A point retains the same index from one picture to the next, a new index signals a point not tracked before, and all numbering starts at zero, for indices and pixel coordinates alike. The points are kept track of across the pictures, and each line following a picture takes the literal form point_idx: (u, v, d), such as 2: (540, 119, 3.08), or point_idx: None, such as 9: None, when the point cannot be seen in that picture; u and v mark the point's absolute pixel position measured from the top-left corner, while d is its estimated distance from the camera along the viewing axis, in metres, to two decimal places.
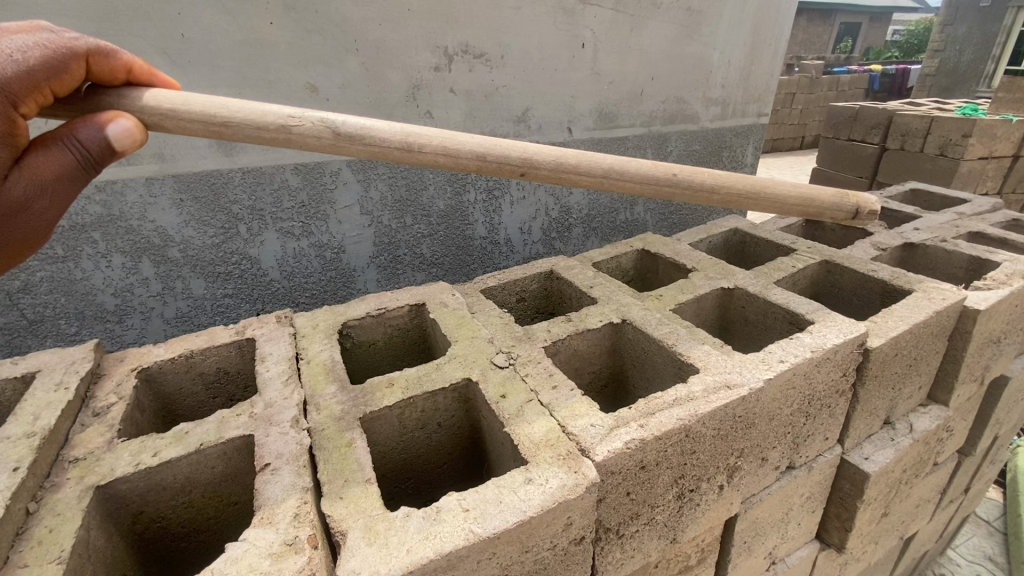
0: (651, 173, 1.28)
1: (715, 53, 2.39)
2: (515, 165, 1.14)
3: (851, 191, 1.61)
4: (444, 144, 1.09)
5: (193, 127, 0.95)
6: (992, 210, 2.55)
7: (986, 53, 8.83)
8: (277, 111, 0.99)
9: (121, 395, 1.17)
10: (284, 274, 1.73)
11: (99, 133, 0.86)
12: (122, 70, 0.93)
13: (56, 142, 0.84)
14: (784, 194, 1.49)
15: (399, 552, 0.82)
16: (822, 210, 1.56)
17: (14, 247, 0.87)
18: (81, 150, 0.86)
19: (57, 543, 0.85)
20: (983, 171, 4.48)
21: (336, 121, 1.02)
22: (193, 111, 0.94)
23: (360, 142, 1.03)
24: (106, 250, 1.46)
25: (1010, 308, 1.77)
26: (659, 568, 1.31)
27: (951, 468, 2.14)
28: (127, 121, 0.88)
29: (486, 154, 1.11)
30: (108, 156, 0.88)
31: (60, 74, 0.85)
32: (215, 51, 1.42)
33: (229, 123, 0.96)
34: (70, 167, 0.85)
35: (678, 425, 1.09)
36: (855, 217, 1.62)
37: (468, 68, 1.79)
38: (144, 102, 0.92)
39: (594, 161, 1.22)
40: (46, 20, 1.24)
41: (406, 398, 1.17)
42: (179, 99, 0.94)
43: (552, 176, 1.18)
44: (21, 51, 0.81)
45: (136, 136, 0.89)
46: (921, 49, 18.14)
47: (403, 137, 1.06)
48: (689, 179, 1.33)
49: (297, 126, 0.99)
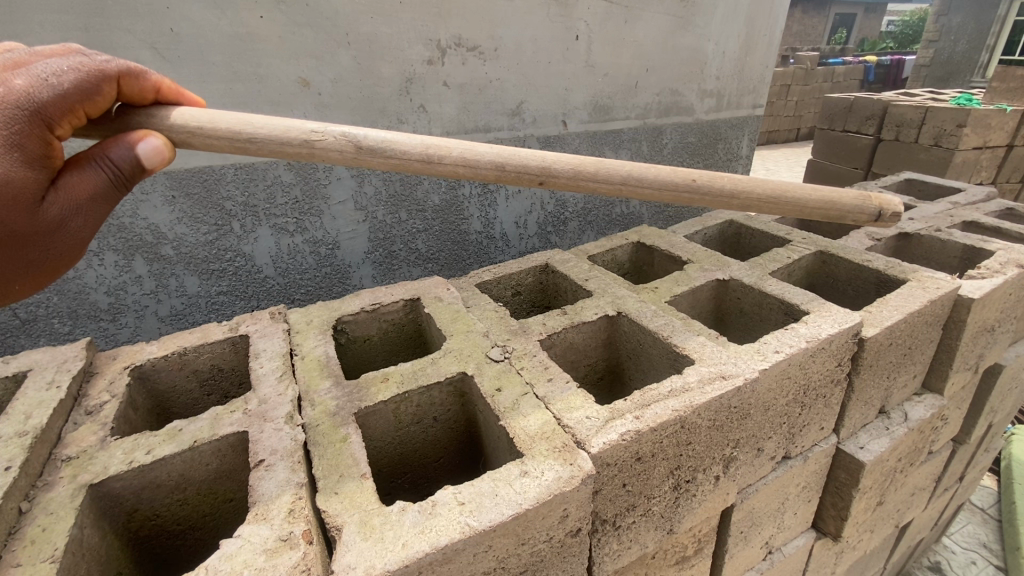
0: (671, 178, 1.28)
1: (710, 44, 2.38)
2: (533, 174, 1.14)
3: (874, 193, 1.61)
4: (463, 156, 1.08)
5: (219, 144, 0.95)
6: (987, 199, 2.56)
7: (981, 43, 8.82)
8: (300, 126, 0.99)
9: (114, 393, 1.16)
10: (278, 270, 1.72)
11: (130, 152, 0.86)
12: (152, 90, 0.92)
13: (89, 162, 0.84)
14: (807, 198, 1.49)
15: (395, 547, 0.82)
16: (844, 212, 1.55)
17: (49, 266, 0.86)
18: (114, 169, 0.86)
19: (50, 542, 0.85)
20: (978, 162, 4.48)
21: (356, 134, 1.02)
22: (220, 128, 0.94)
23: (380, 155, 1.03)
24: (98, 248, 1.44)
25: (1004, 297, 1.77)
26: (656, 560, 1.32)
27: (945, 456, 2.16)
28: (156, 139, 0.88)
29: (504, 165, 1.11)
30: (139, 174, 0.88)
31: (93, 97, 0.83)
32: (206, 46, 1.40)
33: (254, 139, 0.96)
34: (104, 187, 0.85)
35: (674, 416, 1.09)
36: (878, 218, 1.63)
37: (461, 60, 1.78)
38: (172, 120, 0.92)
39: (613, 166, 1.21)
40: (33, 15, 1.22)
41: (401, 393, 1.16)
42: (206, 116, 0.94)
43: (570, 184, 1.18)
44: (55, 75, 0.80)
45: (164, 154, 0.89)
46: (915, 40, 18.16)
47: (423, 149, 1.05)
48: (710, 184, 1.33)
49: (319, 142, 0.99)
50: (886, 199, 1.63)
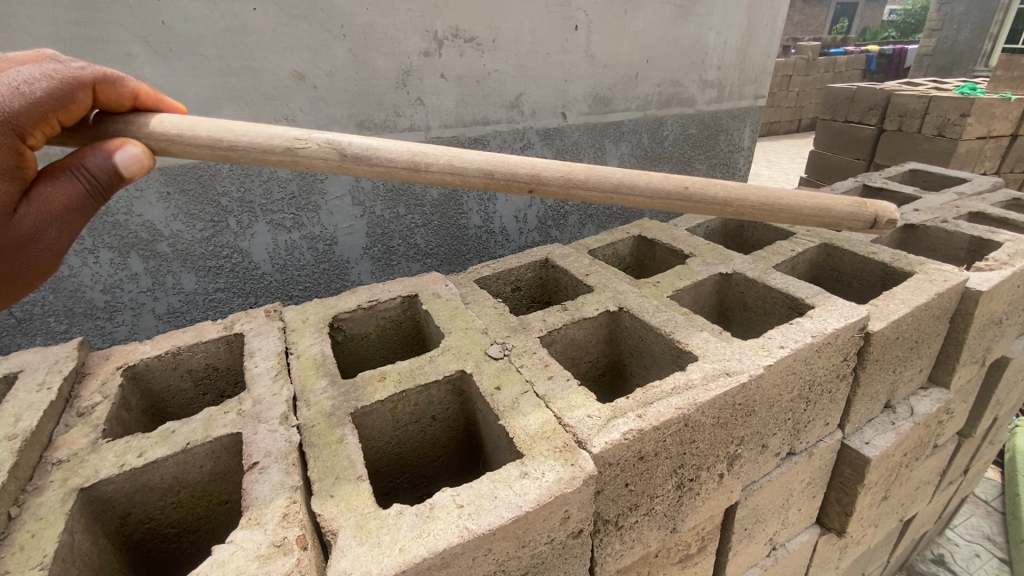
0: (663, 187, 1.24)
1: (711, 34, 2.34)
2: (523, 182, 1.11)
3: (869, 200, 1.57)
4: (451, 163, 1.05)
5: (199, 152, 0.91)
6: (993, 188, 2.52)
7: (984, 32, 8.74)
8: (283, 133, 0.95)
9: (106, 394, 1.14)
10: (276, 266, 1.69)
11: (106, 160, 0.83)
12: (130, 97, 0.89)
13: (64, 171, 0.81)
14: (802, 204, 1.45)
15: (392, 551, 0.80)
16: (838, 221, 1.51)
17: (23, 279, 0.83)
18: (90, 178, 0.83)
19: (39, 548, 0.83)
20: (983, 152, 4.42)
21: (341, 141, 0.98)
22: (200, 136, 0.91)
23: (366, 162, 1.00)
24: (92, 246, 1.41)
25: (1011, 290, 1.74)
26: (659, 558, 1.30)
27: (951, 449, 2.13)
28: (135, 147, 0.85)
29: (493, 172, 1.08)
30: (117, 183, 0.85)
31: (68, 105, 0.81)
32: (198, 39, 1.37)
33: (235, 147, 0.92)
34: (80, 197, 0.82)
35: (677, 414, 1.07)
36: (874, 226, 1.59)
37: (459, 52, 1.74)
38: (151, 127, 0.89)
39: (604, 174, 1.18)
40: (18, 8, 1.18)
41: (399, 392, 1.14)
42: (185, 123, 0.91)
43: (561, 192, 1.15)
44: (27, 83, 0.77)
45: (143, 162, 0.86)
46: (917, 29, 18.03)
47: (409, 156, 1.02)
48: (703, 191, 1.30)
49: (304, 149, 0.95)
50: (881, 206, 1.59)
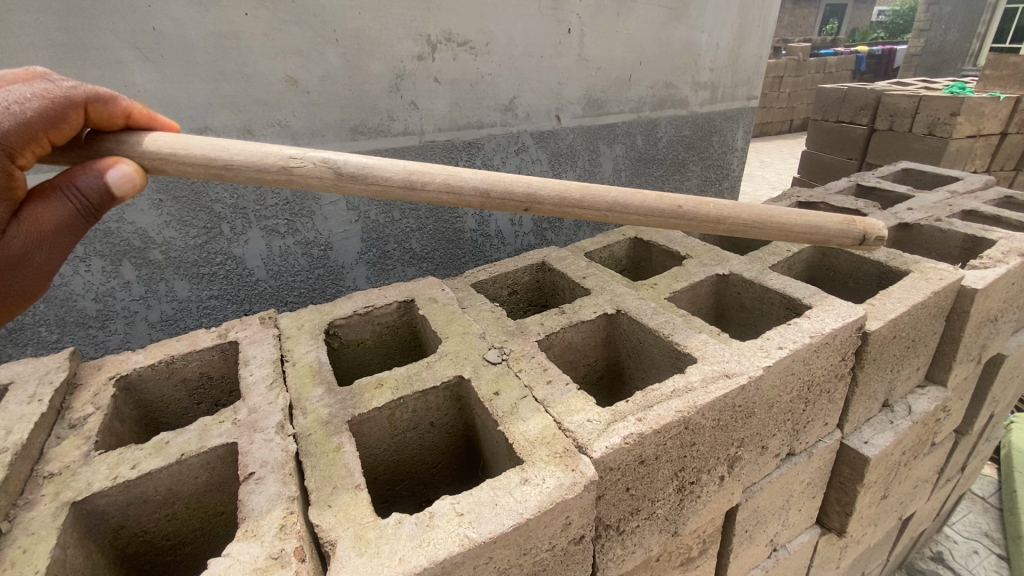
0: (656, 206, 1.24)
1: (703, 36, 2.35)
2: (518, 200, 1.10)
3: (857, 217, 1.56)
4: (447, 181, 1.04)
5: (193, 171, 0.90)
6: (985, 186, 2.54)
7: (971, 32, 8.84)
8: (279, 152, 0.94)
9: (99, 405, 1.12)
10: (270, 273, 1.68)
11: (99, 179, 0.82)
12: (121, 116, 0.88)
13: (54, 191, 0.79)
14: (793, 223, 1.44)
15: (391, 561, 0.79)
16: (828, 238, 1.51)
17: (11, 301, 0.82)
18: (82, 199, 0.81)
19: (30, 565, 0.81)
20: (973, 150, 4.46)
21: (336, 159, 0.97)
22: (194, 155, 0.89)
23: (361, 181, 0.99)
24: (84, 255, 1.39)
25: (1005, 287, 1.75)
26: (660, 562, 1.29)
27: (948, 447, 2.14)
28: (127, 166, 0.84)
29: (489, 191, 1.07)
30: (108, 203, 0.83)
31: (59, 124, 0.80)
32: (189, 46, 1.36)
33: (230, 166, 0.91)
34: (70, 217, 0.81)
35: (677, 418, 1.06)
36: (862, 243, 1.56)
37: (452, 56, 1.74)
38: (144, 146, 0.88)
39: (598, 194, 1.17)
40: (7, 16, 1.17)
41: (396, 399, 1.13)
42: (179, 142, 0.89)
43: (555, 210, 1.14)
44: (17, 102, 0.76)
45: (136, 181, 0.84)
46: (906, 29, 18.20)
47: (406, 175, 1.01)
48: (695, 211, 1.29)
49: (298, 168, 0.94)
50: (870, 223, 1.57)
